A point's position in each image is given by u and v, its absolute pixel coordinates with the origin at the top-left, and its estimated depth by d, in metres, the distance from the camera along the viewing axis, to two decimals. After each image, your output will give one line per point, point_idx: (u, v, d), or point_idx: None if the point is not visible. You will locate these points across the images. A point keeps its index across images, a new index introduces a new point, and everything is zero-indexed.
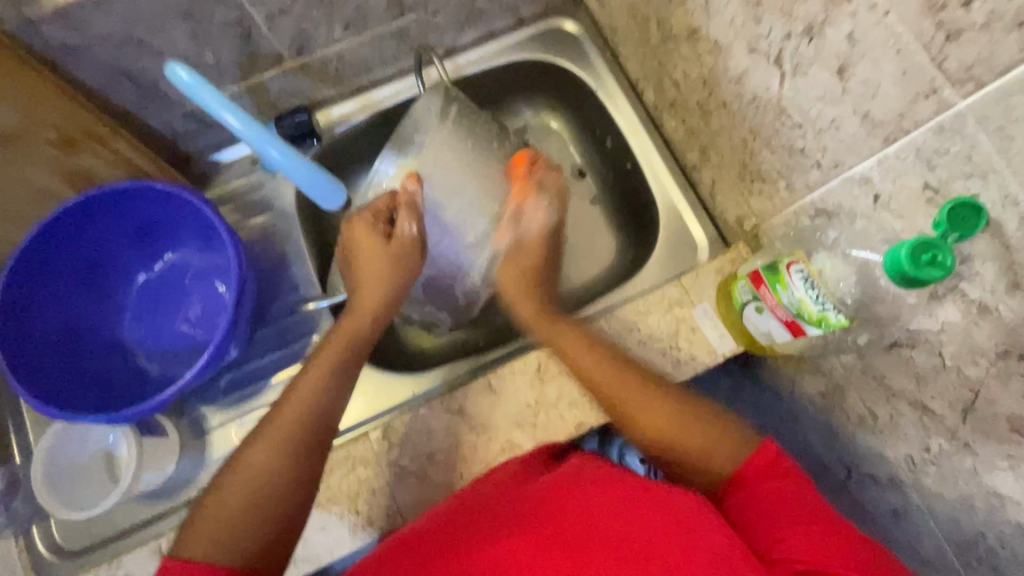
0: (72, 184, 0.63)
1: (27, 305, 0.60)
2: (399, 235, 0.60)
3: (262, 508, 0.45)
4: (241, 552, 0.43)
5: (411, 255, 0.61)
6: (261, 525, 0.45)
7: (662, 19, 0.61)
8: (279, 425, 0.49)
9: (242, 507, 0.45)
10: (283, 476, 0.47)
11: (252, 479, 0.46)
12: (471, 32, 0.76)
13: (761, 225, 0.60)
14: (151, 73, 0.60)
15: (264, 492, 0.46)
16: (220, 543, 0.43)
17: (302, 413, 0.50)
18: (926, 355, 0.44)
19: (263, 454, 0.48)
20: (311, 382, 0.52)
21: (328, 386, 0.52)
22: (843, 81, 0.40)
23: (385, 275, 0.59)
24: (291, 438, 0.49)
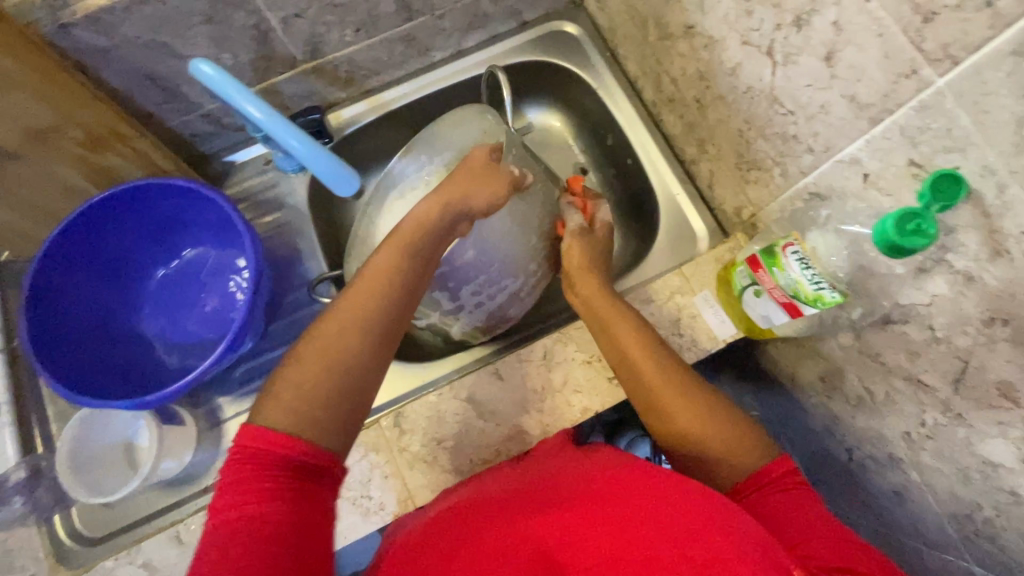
0: (96, 182, 0.66)
1: (53, 296, 0.63)
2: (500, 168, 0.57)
3: (335, 400, 0.43)
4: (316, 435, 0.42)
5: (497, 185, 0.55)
6: (332, 426, 0.43)
7: (660, 17, 0.64)
8: (350, 305, 0.46)
9: (308, 405, 0.42)
10: (358, 370, 0.44)
11: (332, 349, 0.44)
12: (476, 35, 0.80)
13: (758, 213, 0.62)
14: (173, 76, 0.63)
15: (339, 373, 0.44)
16: (297, 416, 0.41)
17: (378, 298, 0.47)
18: (918, 328, 0.46)
19: (338, 334, 0.45)
20: (385, 266, 0.48)
21: (405, 276, 0.49)
22: (831, 67, 0.43)
23: (471, 189, 0.54)
24: (366, 328, 0.45)
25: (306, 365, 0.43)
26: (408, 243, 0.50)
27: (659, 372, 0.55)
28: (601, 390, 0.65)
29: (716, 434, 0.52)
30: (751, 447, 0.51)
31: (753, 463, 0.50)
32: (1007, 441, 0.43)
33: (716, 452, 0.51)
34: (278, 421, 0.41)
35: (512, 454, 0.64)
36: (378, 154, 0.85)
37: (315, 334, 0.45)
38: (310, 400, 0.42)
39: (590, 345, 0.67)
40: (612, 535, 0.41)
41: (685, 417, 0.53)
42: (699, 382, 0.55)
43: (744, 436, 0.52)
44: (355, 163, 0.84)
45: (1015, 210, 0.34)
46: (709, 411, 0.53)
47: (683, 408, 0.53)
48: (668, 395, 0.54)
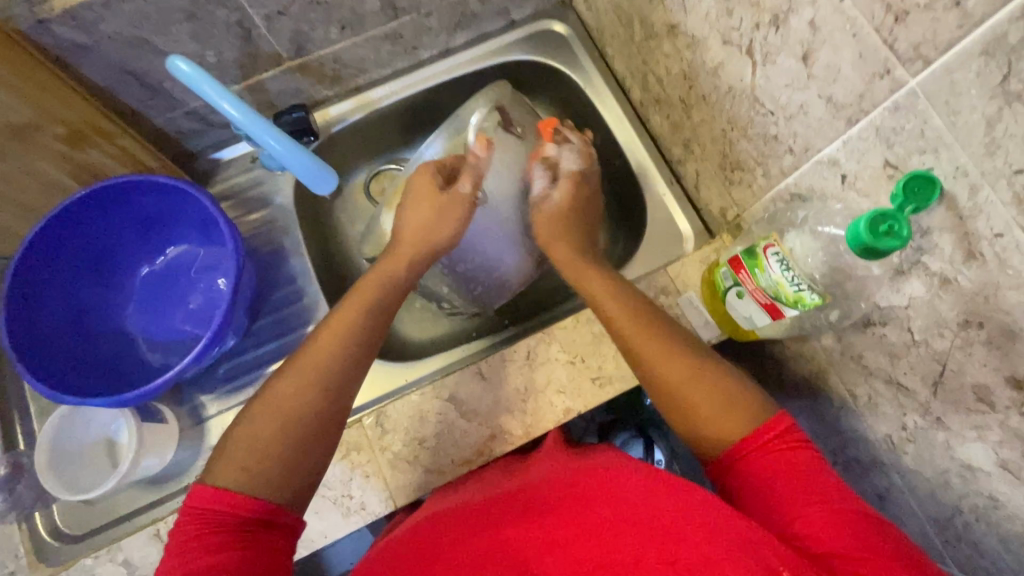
0: (79, 178, 0.66)
1: (34, 294, 0.63)
2: (453, 193, 0.62)
3: (293, 439, 0.48)
4: (267, 481, 0.46)
5: (457, 214, 0.62)
6: (292, 468, 0.48)
7: (644, 16, 0.64)
8: (309, 357, 0.52)
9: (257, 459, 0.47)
10: (314, 413, 0.50)
11: (286, 405, 0.49)
12: (464, 34, 0.79)
13: (742, 214, 0.62)
14: (156, 73, 0.63)
15: (294, 423, 0.49)
16: (248, 474, 0.46)
17: (332, 353, 0.52)
18: (897, 331, 0.46)
19: (296, 387, 0.50)
20: (345, 317, 0.55)
21: (358, 333, 0.55)
22: (808, 67, 0.42)
23: (432, 228, 0.61)
24: (322, 376, 0.51)
25: (260, 422, 0.48)
26: (367, 300, 0.57)
27: (640, 324, 0.55)
28: (584, 391, 0.65)
29: (700, 397, 0.50)
30: (737, 411, 0.48)
31: (747, 422, 0.48)
32: (985, 445, 0.43)
33: (704, 403, 0.50)
34: (238, 471, 0.46)
35: (494, 454, 0.64)
36: (366, 152, 0.85)
37: (272, 393, 0.50)
38: (265, 452, 0.47)
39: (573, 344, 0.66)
40: (591, 535, 0.41)
41: (674, 375, 0.52)
42: (686, 342, 0.54)
43: (736, 400, 0.49)
44: (343, 162, 0.84)
45: (988, 212, 0.34)
46: (695, 366, 0.52)
47: (668, 360, 0.53)
48: (651, 350, 0.54)
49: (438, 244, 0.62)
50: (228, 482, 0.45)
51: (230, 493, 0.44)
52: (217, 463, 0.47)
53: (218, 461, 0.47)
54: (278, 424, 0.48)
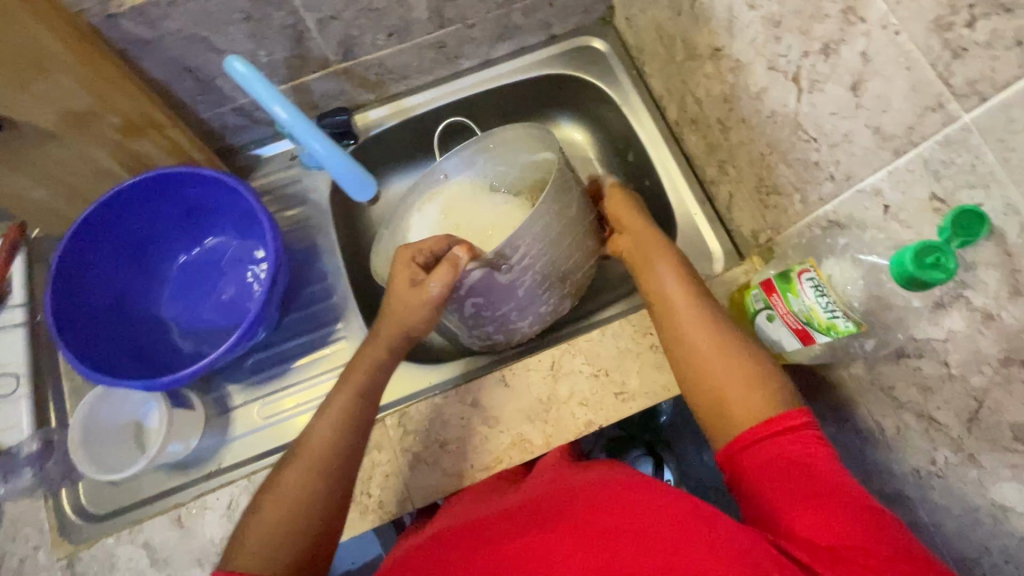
0: (129, 167, 0.68)
1: (77, 276, 0.65)
2: (420, 292, 0.57)
3: (301, 522, 0.51)
4: (282, 559, 0.49)
5: (429, 309, 0.58)
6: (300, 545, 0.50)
7: (687, 38, 0.65)
8: (308, 451, 0.54)
9: (269, 545, 0.49)
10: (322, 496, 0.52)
11: (294, 493, 0.52)
12: (505, 46, 0.81)
13: (775, 237, 0.62)
14: (209, 70, 0.65)
15: (298, 513, 0.51)
16: (262, 555, 0.49)
17: (334, 437, 0.55)
18: (933, 364, 0.45)
19: (300, 475, 0.53)
20: (340, 404, 0.57)
21: (350, 430, 0.56)
22: (857, 97, 0.43)
23: (406, 316, 0.59)
24: (318, 466, 0.53)
25: (271, 508, 0.51)
26: (365, 380, 0.59)
27: (682, 289, 0.57)
28: (606, 404, 0.65)
29: (722, 368, 0.52)
30: (764, 388, 0.50)
31: (766, 406, 0.49)
32: (1019, 485, 0.42)
33: (726, 379, 0.51)
34: (256, 557, 0.49)
35: (513, 461, 0.64)
36: (401, 158, 0.86)
37: (278, 481, 0.53)
38: (277, 534, 0.50)
39: (598, 357, 0.67)
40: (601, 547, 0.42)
41: (696, 341, 0.54)
42: (725, 320, 0.55)
43: (755, 372, 0.51)
44: (378, 166, 0.85)
45: None
46: (719, 337, 0.53)
47: (698, 327, 0.54)
48: (643, 266, 0.61)
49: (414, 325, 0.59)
50: (244, 567, 0.48)
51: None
52: (232, 546, 0.50)
53: (236, 545, 0.50)
54: (297, 495, 0.52)
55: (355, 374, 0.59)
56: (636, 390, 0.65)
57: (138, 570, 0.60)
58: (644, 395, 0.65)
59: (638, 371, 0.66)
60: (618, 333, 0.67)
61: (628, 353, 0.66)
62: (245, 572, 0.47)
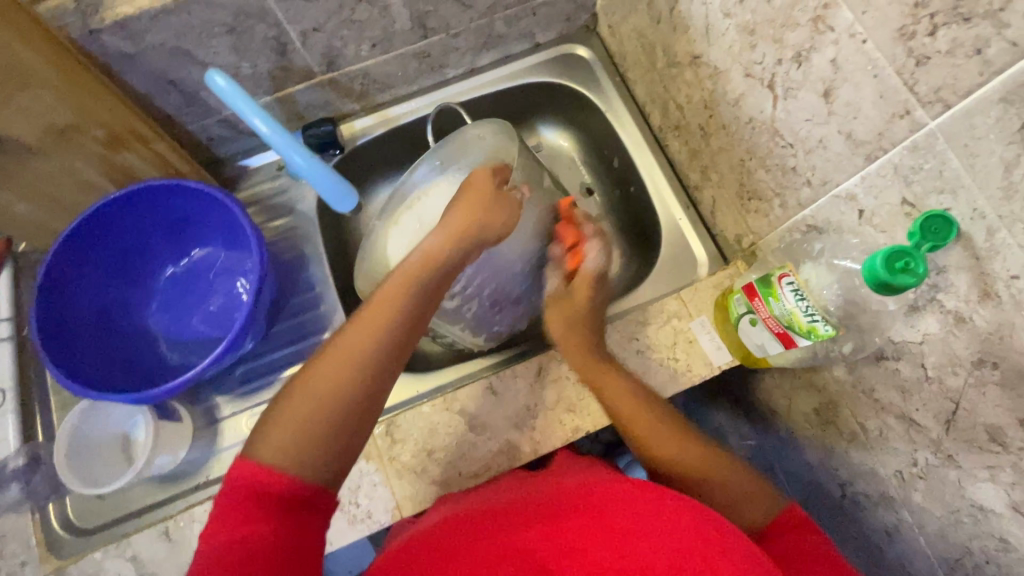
0: (114, 180, 0.68)
1: (63, 289, 0.65)
2: (508, 196, 0.59)
3: (332, 421, 0.44)
4: (312, 445, 0.43)
5: (502, 212, 0.58)
6: (332, 436, 0.44)
7: (668, 45, 0.65)
8: (339, 346, 0.46)
9: (301, 432, 0.43)
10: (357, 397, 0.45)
11: (317, 391, 0.44)
12: (489, 55, 0.81)
13: (758, 242, 0.63)
14: (193, 83, 0.65)
15: (333, 407, 0.44)
16: (288, 452, 0.42)
17: (375, 335, 0.47)
18: (910, 366, 0.46)
19: (333, 369, 0.45)
20: (387, 308, 0.49)
21: (400, 317, 0.49)
22: (829, 103, 0.43)
23: (483, 217, 0.56)
24: (356, 364, 0.46)
25: (302, 395, 0.44)
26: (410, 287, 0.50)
27: (643, 406, 0.59)
28: (593, 410, 0.65)
29: (720, 480, 0.53)
30: (756, 496, 0.52)
31: (762, 511, 0.51)
32: (997, 486, 0.42)
33: (722, 491, 0.53)
34: (281, 451, 0.42)
35: (501, 469, 0.64)
36: (388, 166, 0.87)
37: (305, 375, 0.45)
38: (303, 434, 0.43)
39: None
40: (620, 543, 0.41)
41: (675, 457, 0.56)
42: (700, 437, 0.58)
43: (743, 481, 0.53)
44: (365, 175, 0.86)
45: (1005, 254, 0.34)
46: (704, 454, 0.56)
47: (680, 446, 0.56)
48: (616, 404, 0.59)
49: (484, 236, 0.56)
50: (271, 462, 0.41)
51: (270, 474, 0.41)
52: (256, 439, 0.43)
53: (257, 435, 0.43)
54: (336, 396, 0.44)
55: (393, 283, 0.50)
56: None
57: None
58: None
59: None
60: None
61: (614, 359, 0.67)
62: (270, 469, 0.41)
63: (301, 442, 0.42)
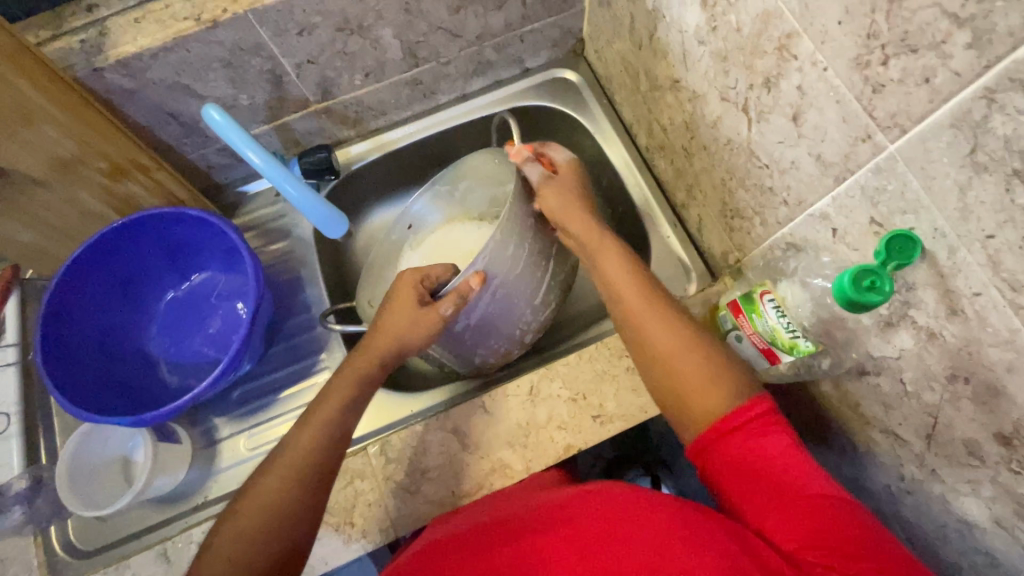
0: (117, 209, 0.71)
1: (66, 314, 0.67)
2: (431, 314, 0.58)
3: (271, 534, 0.50)
4: (252, 557, 0.49)
5: (429, 326, 0.58)
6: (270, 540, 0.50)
7: (649, 70, 0.67)
8: (289, 457, 0.53)
9: (240, 542, 0.49)
10: (294, 508, 0.51)
11: (262, 505, 0.51)
12: (480, 80, 0.84)
13: (742, 258, 0.64)
14: (193, 114, 0.68)
15: (272, 514, 0.50)
16: (234, 560, 0.48)
17: (310, 458, 0.53)
18: (890, 381, 0.46)
19: (276, 483, 0.52)
20: (325, 415, 0.55)
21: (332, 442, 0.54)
22: (798, 127, 0.45)
23: (403, 335, 0.59)
24: (297, 476, 0.52)
25: (245, 513, 0.51)
26: (342, 400, 0.57)
27: (644, 302, 0.57)
28: (584, 427, 0.66)
29: (688, 367, 0.53)
30: (718, 387, 0.51)
31: (727, 403, 0.51)
32: (978, 500, 0.43)
33: (690, 380, 0.52)
34: (224, 561, 0.49)
35: (494, 487, 0.65)
36: (384, 189, 0.89)
37: (257, 488, 0.52)
38: (245, 542, 0.49)
39: (575, 381, 0.68)
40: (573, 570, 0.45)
41: (657, 343, 0.55)
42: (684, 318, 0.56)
43: (716, 373, 0.52)
44: (362, 198, 0.88)
45: (966, 272, 0.35)
46: (684, 341, 0.54)
47: (661, 329, 0.55)
48: (641, 310, 0.57)
49: (407, 344, 0.59)
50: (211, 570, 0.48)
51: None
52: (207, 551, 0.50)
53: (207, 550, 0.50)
54: (272, 502, 0.51)
55: (332, 397, 0.57)
56: (614, 412, 0.66)
57: None
58: (621, 417, 0.66)
59: (615, 394, 0.67)
60: (594, 356, 0.69)
61: (605, 376, 0.68)
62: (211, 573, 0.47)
63: (240, 554, 0.49)
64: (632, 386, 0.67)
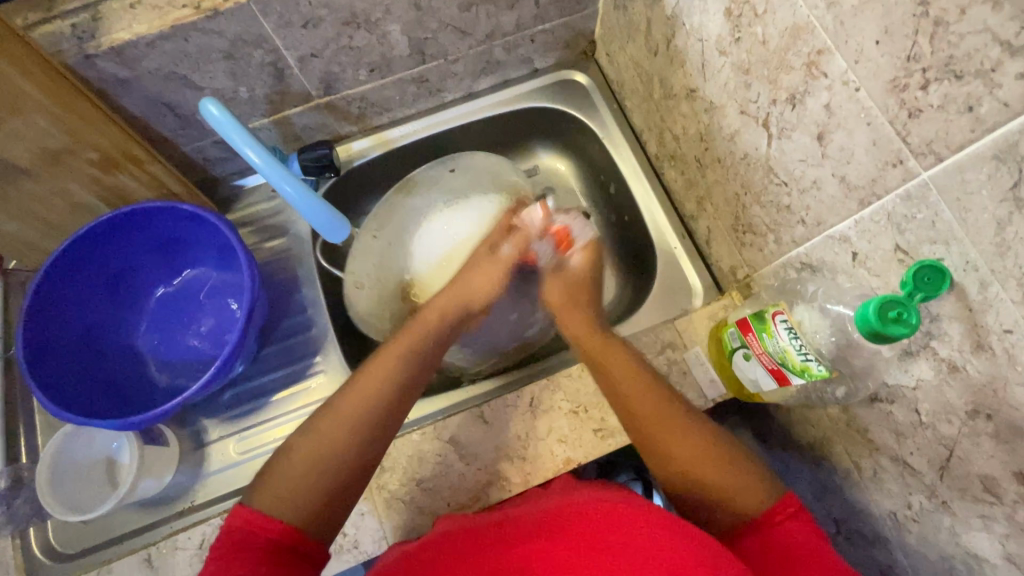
0: (107, 200, 0.68)
1: (51, 309, 0.64)
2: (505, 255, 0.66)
3: (321, 479, 0.50)
4: (293, 508, 0.48)
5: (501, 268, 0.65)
6: (310, 494, 0.49)
7: (664, 77, 0.66)
8: (352, 399, 0.53)
9: (287, 489, 0.49)
10: (344, 456, 0.51)
11: (317, 445, 0.51)
12: (488, 79, 0.82)
13: (752, 274, 0.63)
14: (190, 106, 0.65)
15: (320, 465, 0.50)
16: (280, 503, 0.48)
17: (375, 399, 0.54)
18: (904, 411, 0.45)
19: (331, 428, 0.52)
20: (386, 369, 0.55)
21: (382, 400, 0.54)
22: (822, 146, 0.43)
23: (480, 290, 0.64)
24: (366, 401, 0.53)
25: (298, 457, 0.50)
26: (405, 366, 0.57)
27: (655, 405, 0.55)
28: (585, 441, 0.65)
29: (714, 475, 0.52)
30: (746, 490, 0.51)
31: (756, 505, 0.50)
32: (991, 536, 0.42)
33: (718, 487, 0.51)
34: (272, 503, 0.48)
35: (491, 500, 0.63)
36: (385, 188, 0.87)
37: (311, 431, 0.52)
38: (298, 479, 0.49)
39: (578, 394, 0.66)
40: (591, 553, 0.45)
41: (677, 453, 0.53)
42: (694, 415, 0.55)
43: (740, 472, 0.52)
44: (362, 196, 0.86)
45: (997, 308, 0.34)
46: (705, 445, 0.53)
47: (679, 439, 0.53)
48: (604, 351, 0.60)
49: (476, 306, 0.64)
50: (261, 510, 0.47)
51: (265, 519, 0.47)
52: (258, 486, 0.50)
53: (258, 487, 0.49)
54: (326, 448, 0.51)
55: (388, 355, 0.56)
56: (616, 427, 0.65)
57: None
58: (623, 432, 0.64)
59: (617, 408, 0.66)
60: None
61: None
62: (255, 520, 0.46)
63: (286, 499, 0.48)
64: None
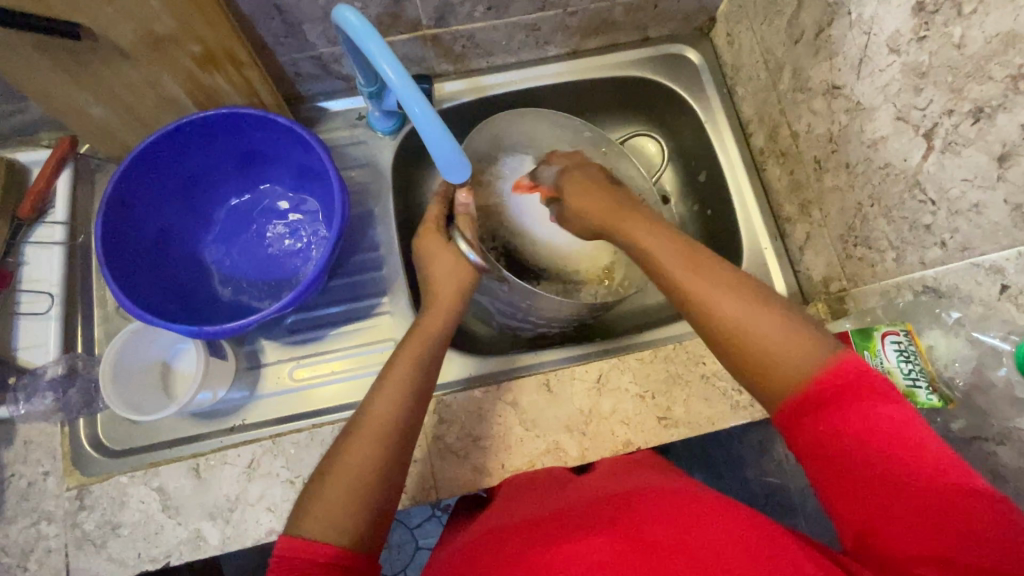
0: (195, 99, 0.65)
1: (129, 203, 0.62)
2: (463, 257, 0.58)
3: (358, 498, 0.45)
4: (347, 525, 0.43)
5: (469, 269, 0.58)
6: (360, 506, 0.44)
7: (800, 68, 0.62)
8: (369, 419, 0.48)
9: (334, 510, 0.44)
10: (377, 468, 0.46)
11: (352, 469, 0.45)
12: (597, 40, 0.77)
13: (851, 289, 0.60)
14: (301, 13, 0.62)
15: (360, 482, 0.45)
16: (331, 526, 0.43)
17: (391, 417, 0.48)
18: (1014, 453, 0.44)
19: (365, 449, 0.47)
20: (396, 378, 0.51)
21: (411, 403, 0.50)
22: (1001, 169, 0.41)
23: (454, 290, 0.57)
24: (386, 431, 0.48)
25: (332, 482, 0.45)
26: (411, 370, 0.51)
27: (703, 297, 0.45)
28: (648, 428, 0.64)
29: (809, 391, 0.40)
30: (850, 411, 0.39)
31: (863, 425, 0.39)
32: None
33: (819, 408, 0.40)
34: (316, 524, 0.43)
35: (546, 468, 0.62)
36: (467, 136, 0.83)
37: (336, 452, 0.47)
38: (346, 504, 0.44)
39: (647, 378, 0.65)
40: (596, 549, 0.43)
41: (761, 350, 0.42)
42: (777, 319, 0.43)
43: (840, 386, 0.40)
44: None
45: None
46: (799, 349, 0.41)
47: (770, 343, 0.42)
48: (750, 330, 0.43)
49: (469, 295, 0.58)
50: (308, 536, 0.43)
51: (309, 544, 0.42)
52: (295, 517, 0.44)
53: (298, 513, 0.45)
54: (359, 469, 0.46)
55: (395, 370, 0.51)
56: (680, 418, 0.64)
57: (148, 514, 0.59)
58: (687, 424, 0.64)
59: (684, 399, 0.65)
60: (670, 356, 0.66)
61: (677, 380, 0.65)
62: (305, 541, 0.42)
63: (332, 522, 0.43)
64: (704, 395, 0.64)
